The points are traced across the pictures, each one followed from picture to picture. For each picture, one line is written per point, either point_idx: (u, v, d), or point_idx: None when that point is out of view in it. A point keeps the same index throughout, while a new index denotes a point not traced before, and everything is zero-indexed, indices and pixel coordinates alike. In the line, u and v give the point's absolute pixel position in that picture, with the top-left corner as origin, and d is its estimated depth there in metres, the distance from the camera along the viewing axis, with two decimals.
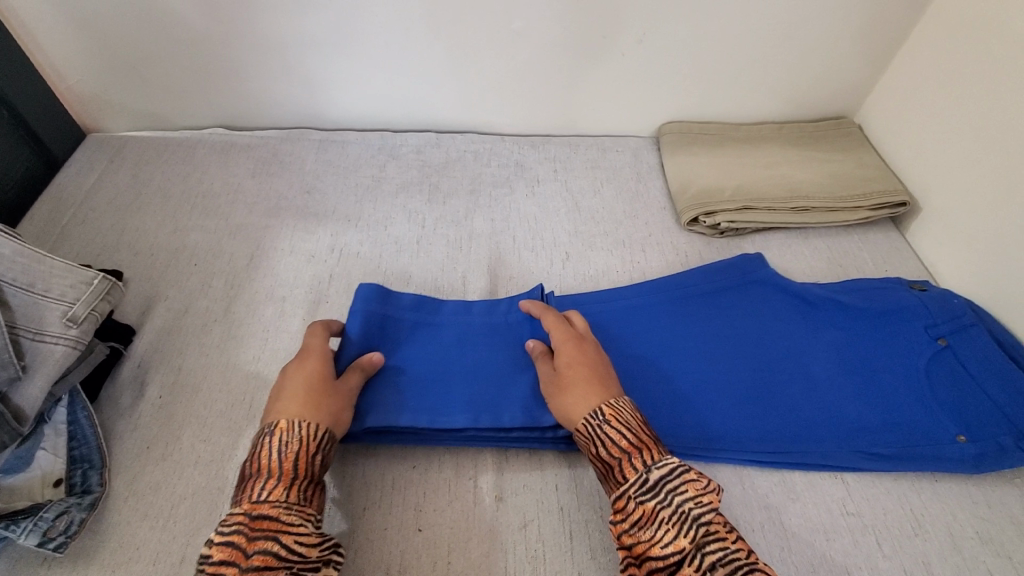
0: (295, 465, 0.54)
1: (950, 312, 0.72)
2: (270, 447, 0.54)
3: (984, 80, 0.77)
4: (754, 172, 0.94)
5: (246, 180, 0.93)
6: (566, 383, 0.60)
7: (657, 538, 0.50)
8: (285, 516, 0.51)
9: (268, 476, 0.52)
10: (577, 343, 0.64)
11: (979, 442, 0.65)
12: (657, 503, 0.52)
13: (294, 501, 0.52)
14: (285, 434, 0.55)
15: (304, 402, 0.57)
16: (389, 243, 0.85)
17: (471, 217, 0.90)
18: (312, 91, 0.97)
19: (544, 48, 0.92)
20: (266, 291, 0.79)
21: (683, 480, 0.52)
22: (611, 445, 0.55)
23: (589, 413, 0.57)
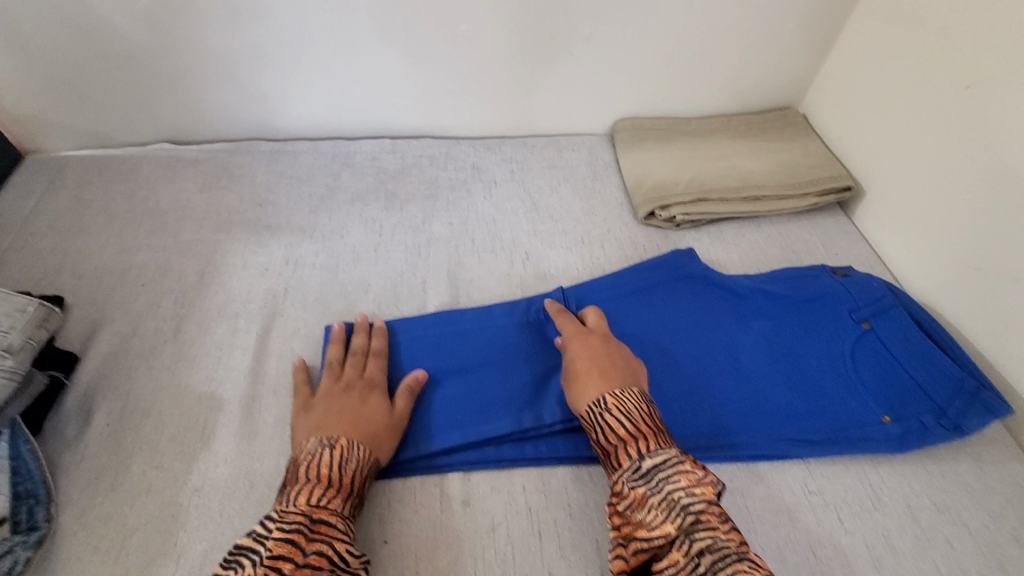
0: (353, 480, 0.55)
1: (870, 295, 0.74)
2: (329, 459, 0.55)
3: (916, 66, 0.80)
4: (707, 163, 0.96)
5: (196, 196, 0.91)
6: (574, 376, 0.63)
7: (645, 520, 0.51)
8: (341, 526, 0.52)
9: (328, 485, 0.54)
10: (585, 338, 0.66)
11: (903, 422, 0.67)
12: (649, 489, 0.52)
13: (347, 512, 0.54)
14: (345, 452, 0.56)
15: (342, 424, 0.59)
16: (346, 254, 0.84)
17: (430, 222, 0.89)
18: (260, 101, 0.95)
19: (493, 50, 0.92)
20: (220, 308, 0.77)
21: (677, 470, 0.53)
22: (609, 433, 0.57)
23: (593, 402, 0.60)
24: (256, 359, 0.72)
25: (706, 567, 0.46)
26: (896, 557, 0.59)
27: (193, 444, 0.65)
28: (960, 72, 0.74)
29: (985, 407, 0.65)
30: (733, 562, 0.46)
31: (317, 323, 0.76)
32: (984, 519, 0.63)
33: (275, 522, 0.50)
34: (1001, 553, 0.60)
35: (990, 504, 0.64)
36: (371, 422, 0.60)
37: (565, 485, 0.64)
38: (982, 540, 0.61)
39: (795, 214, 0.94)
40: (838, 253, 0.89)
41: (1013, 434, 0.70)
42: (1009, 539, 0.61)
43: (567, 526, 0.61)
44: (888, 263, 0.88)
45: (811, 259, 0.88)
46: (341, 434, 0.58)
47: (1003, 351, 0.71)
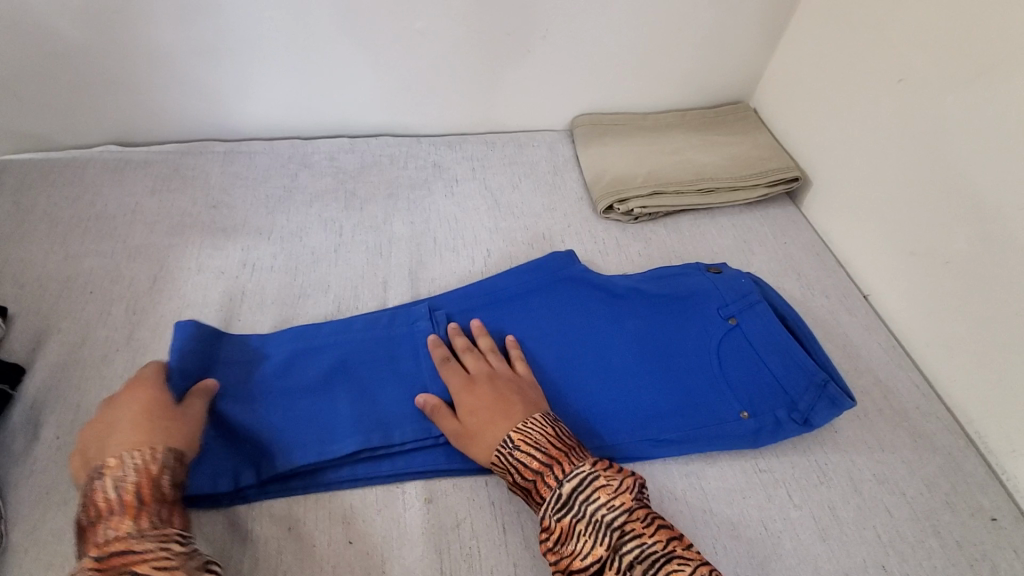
0: (137, 493, 0.50)
1: (738, 292, 0.75)
2: (104, 490, 0.50)
3: (852, 63, 0.85)
4: (661, 158, 0.98)
5: (147, 199, 0.88)
6: (471, 429, 0.61)
7: (577, 551, 0.52)
8: (138, 545, 0.47)
9: (111, 515, 0.49)
10: (470, 386, 0.64)
11: (811, 397, 0.68)
12: (572, 517, 0.54)
13: (146, 527, 0.49)
14: (115, 473, 0.51)
15: (114, 446, 0.53)
16: (304, 256, 0.83)
17: (390, 221, 0.89)
18: (216, 101, 0.93)
19: (451, 48, 0.92)
20: (175, 314, 0.75)
21: (594, 488, 0.54)
22: (524, 470, 0.57)
23: (499, 444, 0.59)
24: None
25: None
26: (842, 529, 0.63)
27: None
28: (893, 67, 0.78)
29: (831, 401, 0.67)
30: (663, 566, 0.50)
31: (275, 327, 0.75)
32: (920, 488, 0.67)
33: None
34: (935, 519, 0.65)
35: (926, 474, 0.68)
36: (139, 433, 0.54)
37: None
38: (920, 507, 0.65)
39: (747, 205, 0.97)
40: (787, 242, 0.92)
41: (946, 407, 0.75)
42: (942, 505, 0.66)
43: (529, 518, 0.62)
44: (833, 249, 0.92)
45: (762, 249, 0.91)
46: (113, 450, 0.53)
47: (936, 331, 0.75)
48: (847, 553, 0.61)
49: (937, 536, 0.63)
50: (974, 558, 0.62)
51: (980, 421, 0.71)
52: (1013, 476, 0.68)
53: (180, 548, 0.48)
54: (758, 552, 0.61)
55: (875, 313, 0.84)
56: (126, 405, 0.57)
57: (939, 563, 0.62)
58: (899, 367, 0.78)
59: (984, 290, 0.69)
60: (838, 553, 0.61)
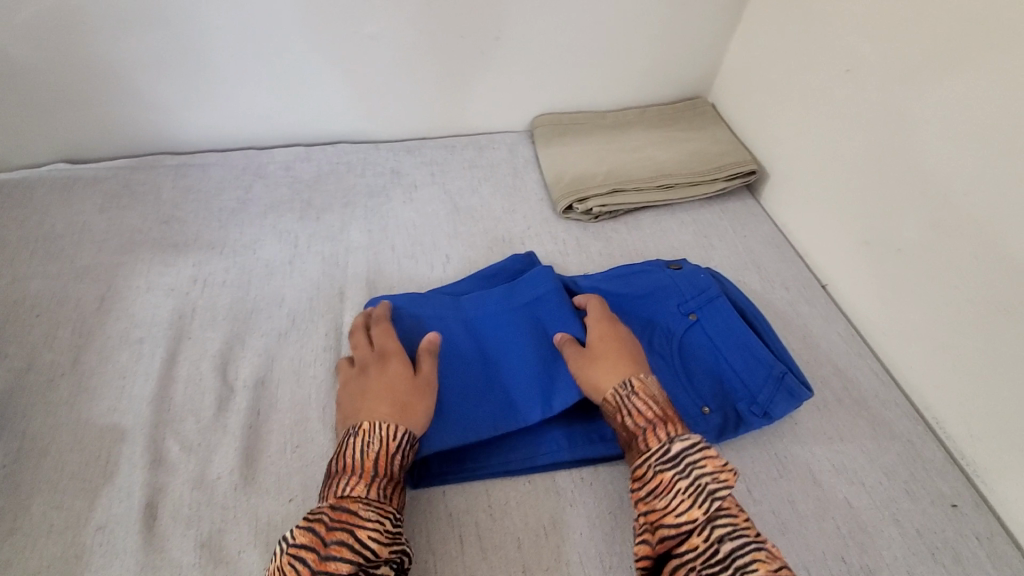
0: (374, 464, 0.55)
1: (696, 288, 0.75)
2: (352, 448, 0.56)
3: (803, 55, 0.85)
4: (619, 156, 0.98)
5: (96, 217, 0.86)
6: (598, 357, 0.63)
7: (670, 506, 0.52)
8: (362, 512, 0.51)
9: (351, 473, 0.54)
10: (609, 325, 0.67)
11: (770, 393, 0.68)
12: (675, 473, 0.53)
13: (373, 497, 0.53)
14: (366, 435, 0.56)
15: (375, 407, 0.59)
16: (258, 269, 0.81)
17: (346, 229, 0.88)
18: (166, 114, 0.91)
19: (404, 52, 0.91)
20: (123, 335, 0.73)
21: (702, 455, 0.53)
22: (638, 415, 0.58)
23: (618, 384, 0.60)
24: (162, 384, 0.69)
25: (726, 553, 0.48)
26: (804, 523, 0.63)
27: (95, 480, 0.61)
28: (842, 56, 0.79)
29: (789, 392, 0.68)
30: (752, 551, 0.48)
31: (226, 344, 0.73)
32: (880, 476, 0.67)
33: (305, 515, 0.52)
34: (895, 508, 0.65)
35: (885, 462, 0.68)
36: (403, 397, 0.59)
37: (484, 488, 0.63)
38: (879, 496, 0.66)
39: (707, 200, 0.97)
40: (747, 236, 0.92)
41: (905, 394, 0.75)
42: (902, 493, 0.66)
43: (488, 526, 0.60)
44: (793, 241, 0.92)
45: (722, 243, 0.91)
46: (366, 415, 0.58)
47: (892, 319, 0.76)
48: (808, 547, 0.61)
49: (897, 524, 0.64)
50: (935, 545, 0.63)
51: (938, 406, 0.71)
52: (972, 460, 0.68)
53: (391, 530, 0.52)
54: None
55: (834, 302, 0.85)
56: (379, 374, 0.62)
57: (901, 552, 0.62)
58: (858, 356, 0.78)
59: (935, 276, 0.70)
60: (800, 547, 0.61)
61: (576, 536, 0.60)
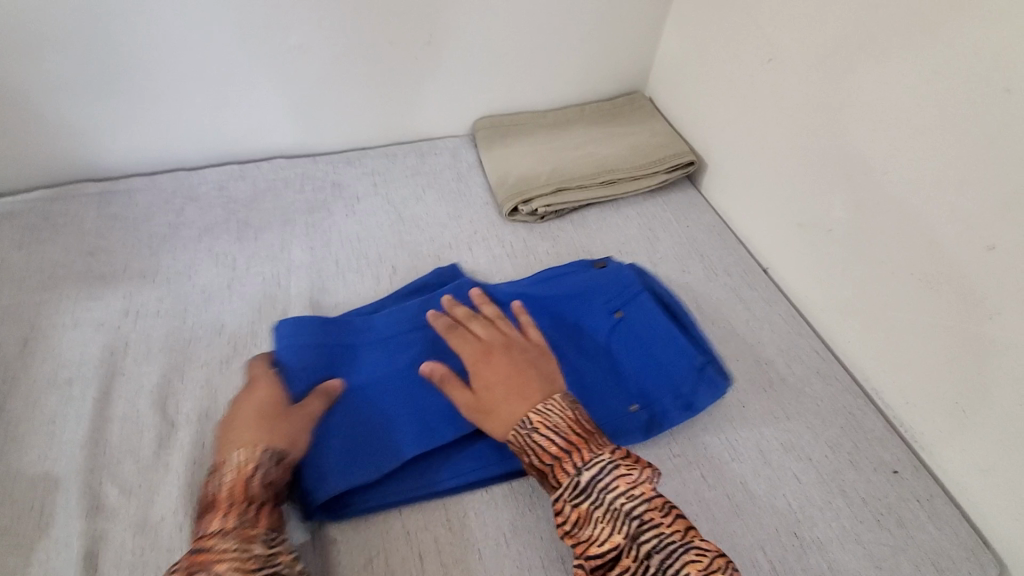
0: (229, 494, 0.53)
1: (621, 285, 0.76)
2: (212, 488, 0.55)
3: (730, 47, 0.87)
4: (561, 158, 0.98)
5: (13, 253, 0.80)
6: (491, 404, 0.61)
7: (593, 538, 0.52)
8: (218, 543, 0.49)
9: (212, 513, 0.52)
10: (489, 356, 0.65)
11: (693, 386, 0.70)
12: (589, 504, 0.53)
13: (234, 524, 0.51)
14: (222, 470, 0.55)
15: (231, 441, 0.58)
16: (194, 298, 0.78)
17: (288, 249, 0.85)
18: (84, 137, 0.86)
19: (335, 61, 0.89)
20: (50, 377, 0.69)
21: (613, 476, 0.53)
22: (543, 454, 0.56)
23: (518, 423, 0.59)
24: (95, 425, 0.65)
25: (658, 567, 0.49)
26: (757, 505, 0.65)
27: (27, 534, 0.58)
28: (764, 47, 0.81)
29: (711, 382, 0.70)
30: (681, 556, 0.49)
31: (162, 378, 0.70)
32: (826, 450, 0.70)
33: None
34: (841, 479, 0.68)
35: (830, 436, 0.71)
36: (261, 424, 0.59)
37: (441, 502, 0.63)
38: (826, 470, 0.68)
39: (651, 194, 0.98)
40: (691, 227, 0.94)
41: (847, 369, 0.78)
42: (847, 465, 0.69)
43: (448, 541, 0.60)
44: (734, 227, 0.95)
45: (667, 234, 0.93)
46: (227, 450, 0.58)
47: (829, 298, 0.79)
48: (761, 527, 0.63)
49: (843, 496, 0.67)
50: (879, 512, 0.66)
51: (876, 378, 0.74)
52: (910, 426, 0.71)
53: (260, 552, 0.49)
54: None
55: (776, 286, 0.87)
56: (246, 403, 0.62)
57: (847, 522, 0.64)
58: (799, 335, 0.81)
59: (862, 253, 0.73)
60: (754, 529, 0.63)
61: (535, 541, 0.61)
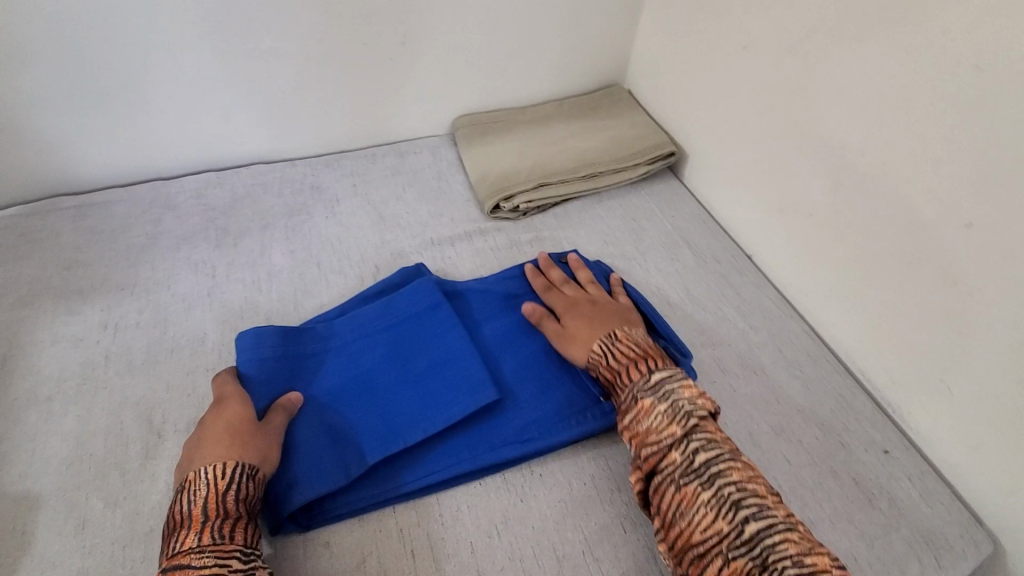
0: (214, 507, 0.50)
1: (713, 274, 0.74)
2: (181, 502, 0.51)
3: None
4: (590, 139, 0.96)
5: (156, 201, 0.85)
6: (569, 334, 0.67)
7: (651, 428, 0.55)
8: (196, 561, 0.47)
9: (183, 528, 0.49)
10: (574, 303, 0.70)
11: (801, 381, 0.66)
12: (655, 398, 0.56)
13: (207, 542, 0.48)
14: (193, 485, 0.51)
15: (213, 450, 0.54)
16: (316, 240, 0.82)
17: (401, 202, 0.89)
18: (203, 88, 0.84)
19: (476, 49, 0.94)
20: (187, 307, 0.72)
21: (672, 427, 0.54)
22: (642, 388, 0.57)
23: (604, 338, 0.64)
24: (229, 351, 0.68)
25: (701, 463, 0.52)
26: (871, 487, 0.64)
27: None
28: None
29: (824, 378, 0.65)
30: (790, 539, 0.47)
31: (289, 311, 0.73)
32: None
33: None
34: (975, 473, 0.63)
35: None
36: (238, 432, 0.55)
37: (581, 465, 0.63)
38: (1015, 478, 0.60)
39: (657, 181, 0.96)
40: (694, 220, 0.90)
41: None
42: None
43: (592, 505, 0.60)
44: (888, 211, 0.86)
45: None
46: (199, 462, 0.53)
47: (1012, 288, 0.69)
48: (876, 510, 0.62)
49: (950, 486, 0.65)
50: None
51: None
52: None
53: (236, 568, 0.47)
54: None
55: (776, 286, 0.82)
56: (213, 420, 0.57)
57: (960, 515, 0.63)
58: None
59: None
60: (867, 513, 0.62)
61: None
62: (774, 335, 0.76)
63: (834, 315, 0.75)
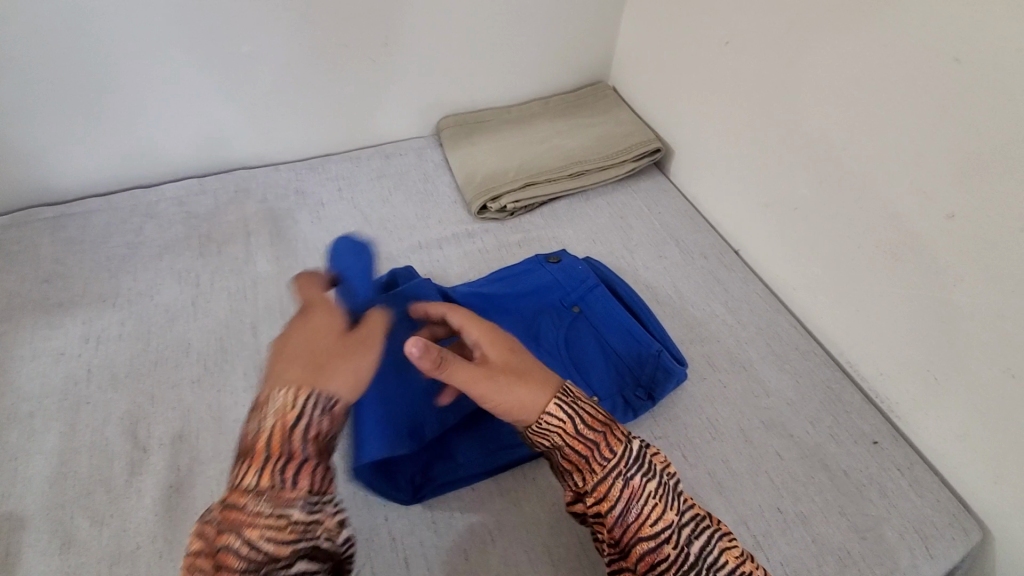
0: (275, 444, 0.41)
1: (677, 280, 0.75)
2: (250, 427, 0.42)
3: None
4: (577, 138, 0.96)
5: (136, 210, 0.83)
6: (515, 359, 0.51)
7: (642, 518, 0.46)
8: (252, 509, 0.39)
9: (248, 462, 0.41)
10: (498, 329, 0.56)
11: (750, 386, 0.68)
12: (643, 477, 0.47)
13: (266, 487, 0.40)
14: (260, 409, 0.42)
15: (300, 366, 0.44)
16: (300, 246, 0.81)
17: (386, 205, 0.88)
18: (182, 95, 0.82)
19: (459, 48, 0.93)
20: (171, 318, 0.71)
21: (660, 515, 0.46)
22: (623, 467, 0.47)
23: (560, 392, 0.50)
24: (214, 362, 0.67)
25: (696, 555, 0.45)
26: (862, 480, 0.64)
27: None
28: None
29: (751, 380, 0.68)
30: None
31: (274, 319, 0.72)
32: None
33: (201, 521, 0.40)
34: (964, 463, 0.63)
35: None
36: (319, 351, 0.45)
37: None
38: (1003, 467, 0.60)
39: (646, 178, 0.96)
40: (682, 216, 0.90)
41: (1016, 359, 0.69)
42: None
43: None
44: None
45: None
46: (277, 378, 0.43)
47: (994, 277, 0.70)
48: (867, 503, 0.62)
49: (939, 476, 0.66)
50: None
51: None
52: None
53: (296, 523, 0.40)
54: (778, 511, 0.61)
55: (764, 281, 0.83)
56: (301, 328, 0.47)
57: (949, 504, 0.63)
58: None
59: None
60: (860, 505, 0.62)
61: None
62: (764, 330, 0.77)
63: (821, 308, 0.75)
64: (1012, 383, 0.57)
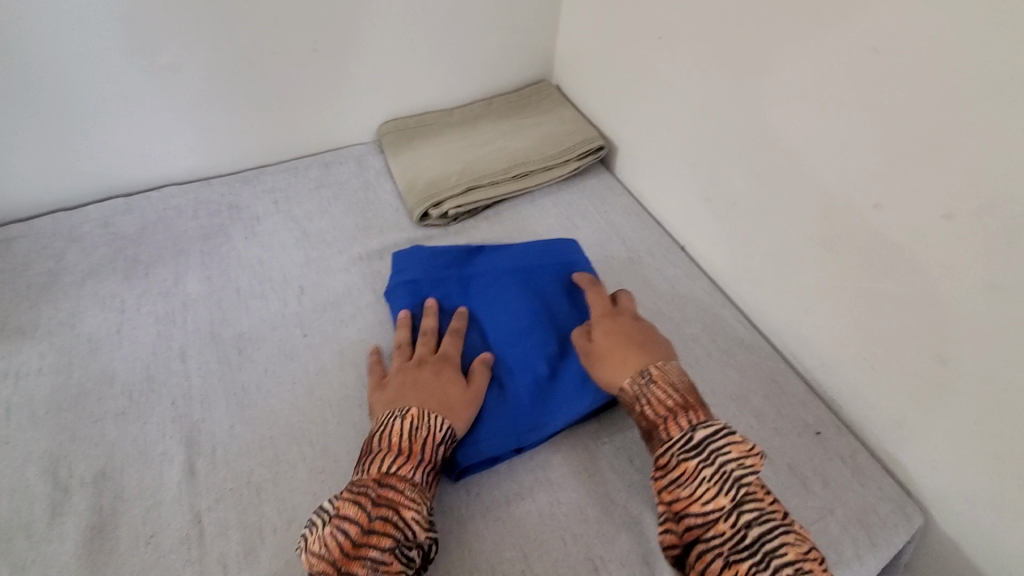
0: (422, 447, 0.54)
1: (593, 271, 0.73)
2: (399, 428, 0.55)
3: None
4: (520, 139, 0.95)
5: (58, 234, 0.79)
6: (600, 352, 0.62)
7: (696, 495, 0.50)
8: (405, 494, 0.51)
9: (397, 453, 0.53)
10: (612, 315, 0.66)
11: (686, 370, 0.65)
12: (699, 461, 0.52)
13: (415, 480, 0.53)
14: (414, 419, 0.56)
15: (420, 396, 0.58)
16: (234, 264, 0.78)
17: (325, 216, 0.85)
18: (100, 111, 0.78)
19: (394, 52, 0.91)
20: (94, 348, 0.68)
21: (714, 497, 0.50)
22: (675, 446, 0.53)
23: (636, 374, 0.59)
24: (142, 393, 0.64)
25: (754, 538, 0.48)
26: (806, 472, 0.65)
27: None
28: None
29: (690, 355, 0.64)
30: None
31: (206, 343, 0.69)
32: None
33: (348, 490, 0.52)
34: (902, 448, 0.65)
35: None
36: (443, 390, 0.59)
37: (516, 479, 0.62)
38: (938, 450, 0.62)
39: (591, 177, 0.95)
40: (628, 214, 0.90)
41: None
42: None
43: (527, 518, 0.59)
44: None
45: None
46: (412, 402, 0.58)
47: None
48: (811, 495, 0.63)
49: (880, 462, 0.67)
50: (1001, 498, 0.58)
51: None
52: None
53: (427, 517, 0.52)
54: None
55: (709, 276, 0.83)
56: (428, 363, 0.62)
57: (890, 491, 0.64)
58: None
59: None
60: (804, 498, 0.63)
61: (615, 520, 0.59)
62: (708, 326, 0.77)
63: (763, 302, 0.76)
64: (939, 368, 0.58)
